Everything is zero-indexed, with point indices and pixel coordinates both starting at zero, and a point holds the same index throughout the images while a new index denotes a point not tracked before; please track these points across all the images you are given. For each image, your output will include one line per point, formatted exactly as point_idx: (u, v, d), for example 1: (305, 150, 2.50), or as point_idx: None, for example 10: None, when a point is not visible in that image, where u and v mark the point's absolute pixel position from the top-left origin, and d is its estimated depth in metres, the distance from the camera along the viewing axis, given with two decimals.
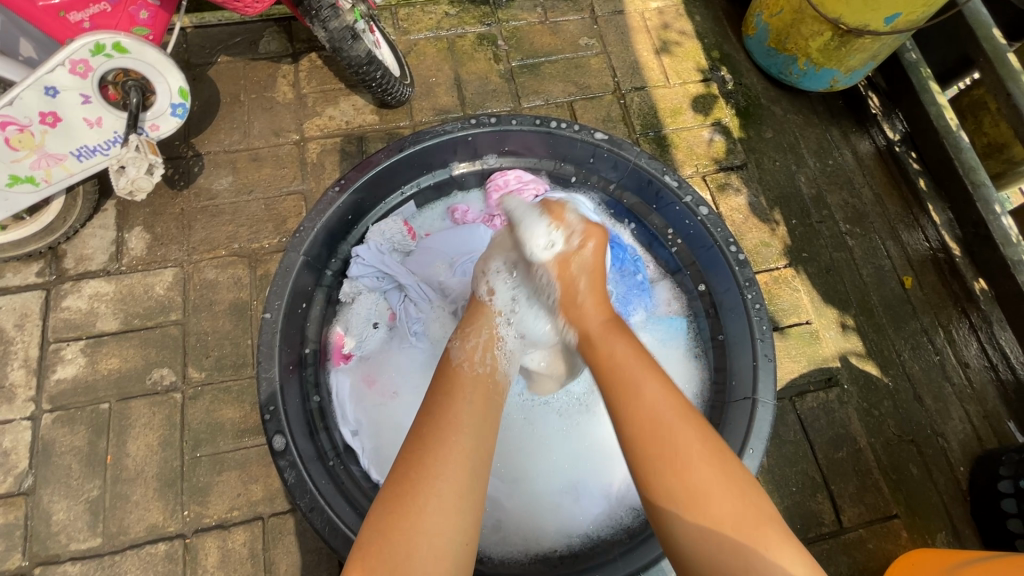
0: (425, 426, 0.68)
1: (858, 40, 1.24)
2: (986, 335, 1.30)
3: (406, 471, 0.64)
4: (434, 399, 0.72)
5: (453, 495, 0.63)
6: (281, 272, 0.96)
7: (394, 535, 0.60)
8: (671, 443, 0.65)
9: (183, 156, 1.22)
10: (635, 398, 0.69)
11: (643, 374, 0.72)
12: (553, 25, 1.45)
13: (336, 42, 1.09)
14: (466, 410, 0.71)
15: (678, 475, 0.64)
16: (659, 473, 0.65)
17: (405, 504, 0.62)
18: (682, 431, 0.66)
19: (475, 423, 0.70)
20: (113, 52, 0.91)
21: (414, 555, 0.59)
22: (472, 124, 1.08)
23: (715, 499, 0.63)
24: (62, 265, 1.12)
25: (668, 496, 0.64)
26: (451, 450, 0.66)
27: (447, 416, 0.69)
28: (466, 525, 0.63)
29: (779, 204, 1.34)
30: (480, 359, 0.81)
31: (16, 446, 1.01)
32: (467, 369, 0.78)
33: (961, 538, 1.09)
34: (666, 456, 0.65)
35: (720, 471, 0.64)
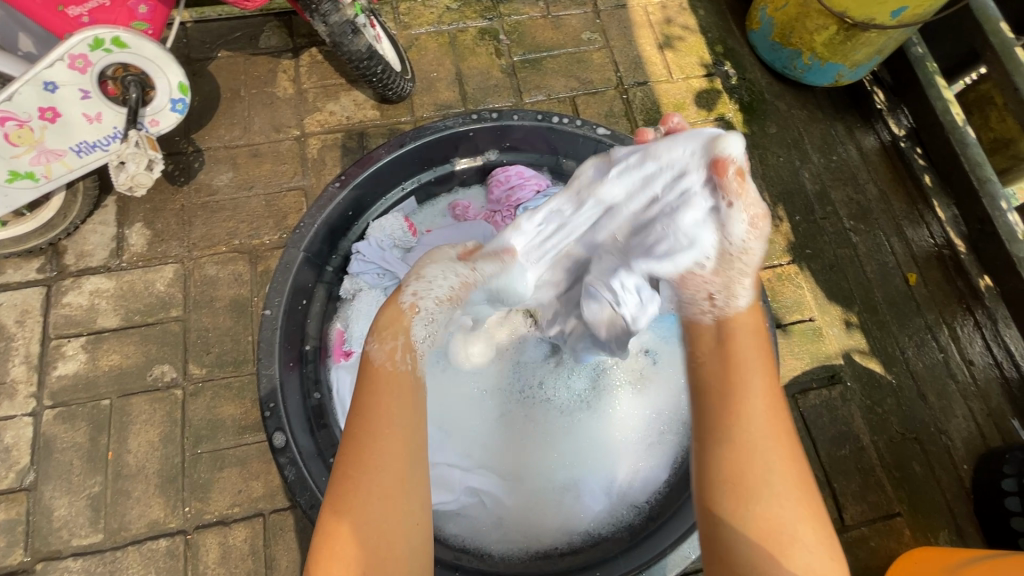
0: (353, 424, 0.66)
1: (864, 34, 1.23)
2: (991, 333, 1.29)
3: (346, 469, 0.63)
4: (362, 391, 0.69)
5: (395, 485, 0.63)
6: (282, 267, 0.96)
7: (345, 533, 0.61)
8: (752, 418, 0.64)
9: (184, 151, 1.22)
10: (741, 398, 0.65)
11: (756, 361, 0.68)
12: (555, 19, 1.44)
13: (336, 36, 1.08)
14: (388, 396, 0.67)
15: (764, 478, 0.60)
16: (747, 470, 0.61)
17: (351, 502, 0.62)
18: (765, 414, 0.64)
19: (400, 407, 0.67)
20: (112, 46, 0.91)
21: (370, 550, 0.60)
22: (474, 119, 1.07)
23: (789, 510, 0.59)
24: (63, 261, 1.12)
25: (751, 494, 0.60)
26: (384, 443, 0.64)
27: (377, 410, 0.66)
28: (415, 508, 0.63)
29: (783, 200, 1.33)
30: (402, 359, 0.72)
31: (17, 442, 1.01)
32: (389, 368, 0.71)
33: (963, 536, 1.09)
34: (760, 457, 0.61)
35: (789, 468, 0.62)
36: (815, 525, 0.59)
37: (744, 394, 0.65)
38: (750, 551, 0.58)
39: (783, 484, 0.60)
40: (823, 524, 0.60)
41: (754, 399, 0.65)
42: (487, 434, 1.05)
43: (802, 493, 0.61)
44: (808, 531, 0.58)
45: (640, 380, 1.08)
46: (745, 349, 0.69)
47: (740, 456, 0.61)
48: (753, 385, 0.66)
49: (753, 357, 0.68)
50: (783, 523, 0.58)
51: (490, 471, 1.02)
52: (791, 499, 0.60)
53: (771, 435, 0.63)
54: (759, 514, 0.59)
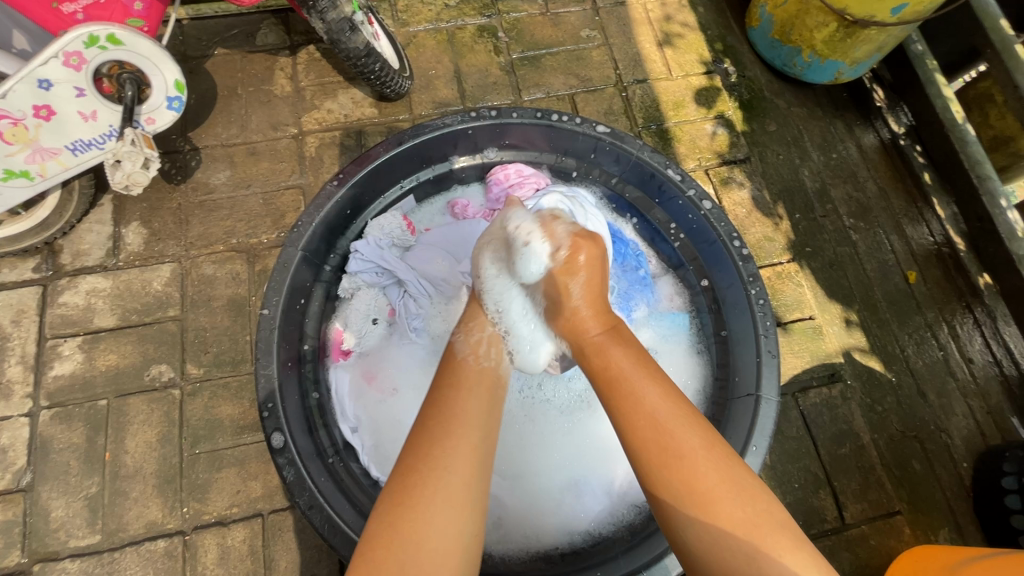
0: (431, 421, 0.67)
1: (864, 31, 1.22)
2: (990, 330, 1.29)
3: (414, 461, 0.63)
4: (440, 394, 0.72)
5: (461, 485, 0.62)
6: (279, 267, 0.95)
7: (403, 526, 0.58)
8: (666, 449, 0.64)
9: (180, 150, 1.21)
10: (638, 412, 0.66)
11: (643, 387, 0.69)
12: (554, 16, 1.43)
13: (333, 34, 1.07)
14: (473, 402, 0.71)
15: (687, 475, 0.62)
16: (668, 475, 0.62)
17: (413, 496, 0.60)
18: (677, 439, 0.64)
19: (482, 415, 0.70)
20: (107, 43, 0.90)
21: (424, 547, 0.57)
22: (472, 117, 1.06)
23: (720, 498, 0.60)
24: (59, 261, 1.11)
25: (679, 497, 0.62)
26: (458, 441, 0.65)
27: (455, 413, 0.68)
28: (474, 517, 0.61)
29: (782, 198, 1.33)
30: (484, 354, 0.82)
31: (14, 442, 1.01)
32: (473, 362, 0.78)
33: (963, 534, 1.09)
34: (675, 456, 0.63)
35: (722, 476, 0.62)
36: (749, 507, 0.60)
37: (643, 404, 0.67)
38: (703, 554, 0.60)
39: (726, 499, 0.61)
40: (762, 502, 0.61)
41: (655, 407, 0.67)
42: None
43: (725, 477, 0.62)
44: (739, 513, 0.60)
45: None
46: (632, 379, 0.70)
47: (661, 462, 0.63)
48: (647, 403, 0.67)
49: (636, 383, 0.69)
50: (716, 515, 0.60)
51: (490, 471, 1.02)
52: (718, 489, 0.61)
53: (682, 432, 0.65)
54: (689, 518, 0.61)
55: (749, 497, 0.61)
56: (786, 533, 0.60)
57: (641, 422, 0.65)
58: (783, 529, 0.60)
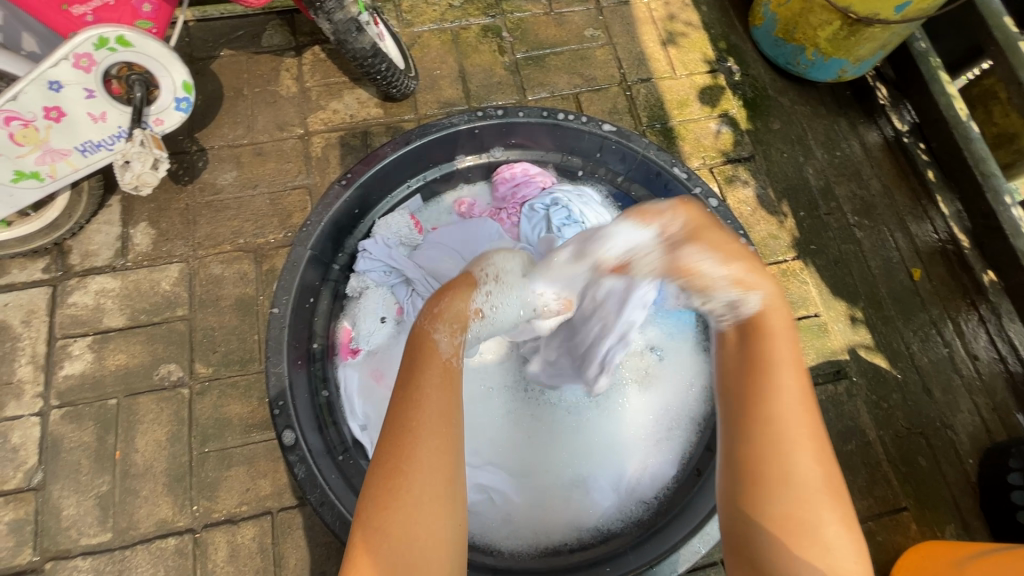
0: (405, 416, 0.62)
1: (868, 29, 1.23)
2: (995, 327, 1.29)
3: (393, 463, 0.60)
4: (409, 383, 0.66)
5: (442, 484, 0.60)
6: (289, 266, 0.96)
7: (389, 530, 0.57)
8: (781, 423, 0.59)
9: (188, 151, 1.22)
10: (765, 387, 0.62)
11: (783, 353, 0.64)
12: (558, 16, 1.44)
13: (340, 34, 1.08)
14: (441, 389, 0.65)
15: (788, 463, 0.58)
16: (768, 455, 0.58)
17: (397, 499, 0.58)
18: (798, 424, 0.60)
19: (452, 401, 0.65)
20: (117, 46, 0.91)
21: (413, 550, 0.56)
22: (479, 116, 1.07)
23: (810, 501, 0.56)
24: (67, 261, 1.12)
25: (770, 482, 0.57)
26: (436, 436, 0.61)
27: (429, 406, 0.63)
28: (457, 510, 0.60)
29: (787, 196, 1.33)
30: (463, 351, 0.72)
31: (25, 442, 1.02)
32: (442, 355, 0.69)
33: (969, 530, 1.09)
34: (783, 444, 0.58)
35: (820, 472, 0.58)
36: (832, 514, 0.56)
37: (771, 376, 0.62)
38: (771, 539, 0.56)
39: (818, 497, 0.57)
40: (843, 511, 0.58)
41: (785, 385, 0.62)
42: (495, 431, 1.05)
43: (825, 477, 0.58)
44: (825, 516, 0.56)
45: (646, 377, 1.09)
46: (770, 343, 0.65)
47: (764, 440, 0.59)
48: (782, 375, 0.62)
49: (777, 348, 0.64)
50: (804, 514, 0.56)
51: (499, 467, 1.02)
52: (813, 486, 0.57)
53: (794, 418, 0.60)
54: (780, 503, 0.56)
55: (833, 507, 0.57)
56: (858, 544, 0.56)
57: (770, 388, 0.61)
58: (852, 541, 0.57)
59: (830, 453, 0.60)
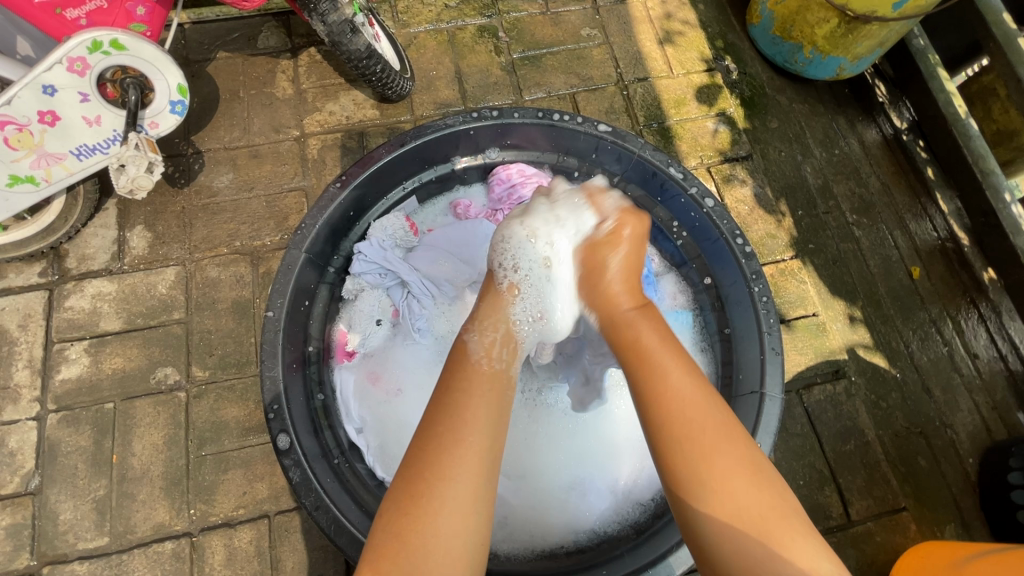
0: (439, 428, 0.65)
1: (866, 27, 1.22)
2: (995, 325, 1.28)
3: (422, 471, 0.61)
4: (447, 398, 0.68)
5: (468, 497, 0.61)
6: (284, 269, 0.95)
7: (409, 537, 0.58)
8: (685, 420, 0.64)
9: (184, 153, 1.22)
10: (666, 393, 0.65)
11: (667, 357, 0.69)
12: (554, 16, 1.43)
13: (335, 36, 1.08)
14: (481, 404, 0.68)
15: (705, 458, 0.61)
16: (682, 459, 0.62)
17: (421, 505, 0.59)
18: (698, 416, 0.64)
19: (490, 417, 0.67)
20: (110, 48, 0.90)
21: (430, 557, 0.57)
22: (474, 117, 1.07)
23: (737, 487, 0.60)
24: (64, 265, 1.12)
25: (695, 484, 0.61)
26: (468, 450, 0.63)
27: (460, 418, 0.66)
28: (480, 526, 0.61)
29: (785, 195, 1.33)
30: (498, 355, 0.77)
31: (21, 446, 1.01)
32: (485, 365, 0.74)
33: (969, 529, 1.09)
34: (696, 441, 0.62)
35: (737, 454, 0.62)
36: (759, 491, 0.60)
37: (664, 382, 0.66)
38: (716, 536, 0.59)
39: (739, 478, 0.61)
40: (773, 488, 0.61)
41: (678, 386, 0.66)
42: None
43: (744, 459, 0.62)
44: (752, 498, 0.60)
45: None
46: (653, 347, 0.70)
47: (674, 438, 0.63)
48: (670, 373, 0.67)
49: (657, 348, 0.70)
50: (732, 502, 0.59)
51: None
52: (735, 473, 0.61)
53: (699, 413, 0.64)
54: (709, 500, 0.60)
55: (762, 484, 0.61)
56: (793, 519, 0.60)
57: (660, 390, 0.66)
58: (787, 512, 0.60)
59: (738, 436, 0.65)
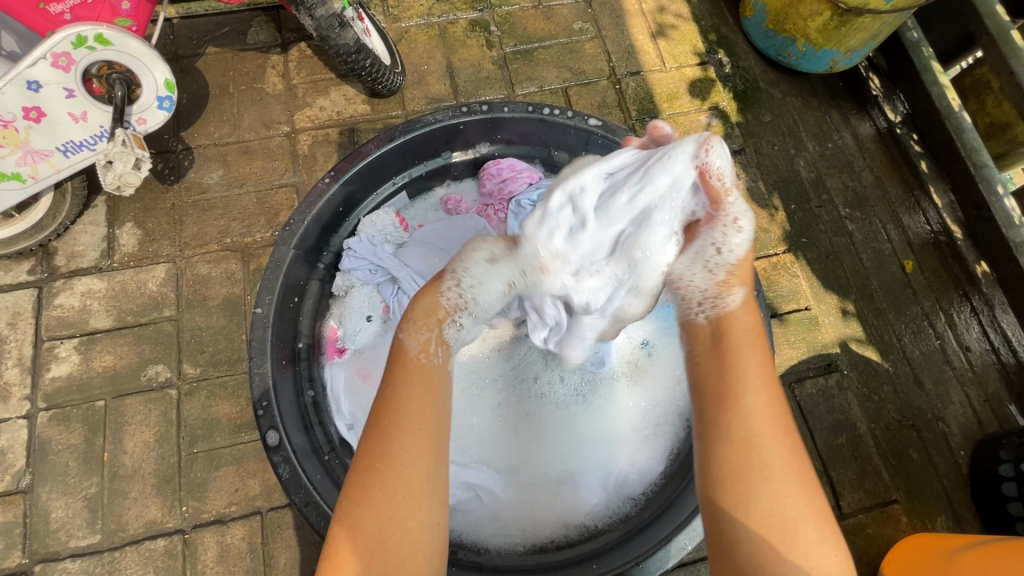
0: (381, 416, 0.63)
1: (858, 19, 1.21)
2: (987, 318, 1.29)
3: (369, 460, 0.60)
4: (389, 386, 0.66)
5: (420, 482, 0.60)
6: (273, 264, 0.95)
7: (363, 529, 0.57)
8: (756, 419, 0.61)
9: (173, 149, 1.21)
10: (741, 374, 0.65)
11: (755, 359, 0.67)
12: (546, 9, 1.43)
13: (323, 30, 1.07)
14: (424, 391, 0.66)
15: (761, 457, 0.59)
16: (742, 458, 0.59)
17: (370, 494, 0.59)
18: (772, 419, 0.62)
19: (433, 403, 0.65)
20: (95, 44, 0.89)
21: (388, 546, 0.57)
22: (464, 112, 1.06)
23: (789, 498, 0.57)
24: (53, 263, 1.11)
25: (750, 494, 0.57)
26: (412, 437, 0.61)
27: (403, 404, 0.64)
28: (436, 508, 0.60)
29: (777, 188, 1.32)
30: (436, 352, 0.71)
31: (12, 445, 1.01)
32: (419, 358, 0.69)
33: (960, 522, 1.09)
34: (758, 438, 0.60)
35: (794, 465, 0.60)
36: (807, 498, 0.58)
37: (745, 397, 0.63)
38: (754, 551, 0.55)
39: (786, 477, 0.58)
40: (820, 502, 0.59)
41: (752, 402, 0.63)
42: (485, 429, 1.05)
43: (799, 473, 0.59)
44: (802, 509, 0.57)
45: (635, 371, 1.09)
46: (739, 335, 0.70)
47: (741, 435, 0.61)
48: (750, 369, 0.65)
49: (744, 338, 0.69)
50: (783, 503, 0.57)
51: (486, 466, 1.02)
52: (787, 478, 0.58)
53: (767, 414, 0.62)
54: (758, 502, 0.57)
55: (819, 515, 0.57)
56: (830, 528, 0.57)
57: (739, 388, 0.64)
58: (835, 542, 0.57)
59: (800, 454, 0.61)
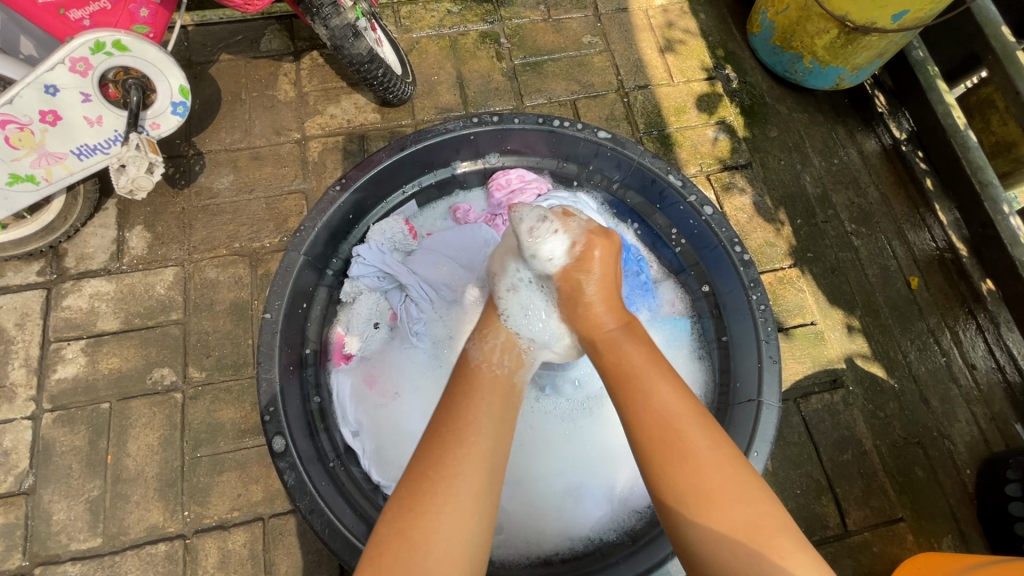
0: (442, 427, 0.66)
1: (865, 38, 1.23)
2: (993, 336, 1.28)
3: (424, 468, 0.62)
4: (452, 400, 0.69)
5: (471, 496, 0.60)
6: (282, 271, 0.95)
7: (413, 531, 0.57)
8: (681, 443, 0.63)
9: (185, 154, 1.22)
10: (647, 400, 0.66)
11: (650, 376, 0.68)
12: (556, 23, 1.44)
13: (337, 40, 1.08)
14: (485, 409, 0.68)
15: (689, 477, 0.61)
16: (671, 480, 0.61)
17: (423, 502, 0.59)
18: (697, 439, 0.63)
19: (493, 422, 0.67)
20: (113, 50, 0.90)
21: (432, 555, 0.56)
22: (475, 122, 1.07)
23: (721, 496, 0.59)
24: (63, 264, 1.11)
25: (682, 502, 0.60)
26: (471, 450, 0.63)
27: (466, 419, 0.66)
28: (482, 528, 0.60)
29: (784, 204, 1.33)
30: (498, 361, 0.79)
31: (16, 445, 1.01)
32: (487, 370, 0.76)
33: (967, 542, 1.08)
34: (683, 454, 0.62)
35: (726, 475, 0.61)
36: (748, 506, 0.59)
37: (673, 418, 0.64)
38: (704, 557, 0.58)
39: (720, 483, 0.60)
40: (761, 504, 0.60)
41: (666, 414, 0.65)
42: None
43: (733, 478, 0.61)
44: (740, 519, 0.58)
45: None
46: (628, 355, 0.71)
47: (664, 463, 0.62)
48: (660, 395, 0.66)
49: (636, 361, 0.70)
50: (717, 520, 0.58)
51: None
52: (723, 493, 0.60)
53: (688, 434, 0.63)
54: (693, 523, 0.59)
55: (739, 481, 0.61)
56: (778, 528, 0.59)
57: (649, 416, 0.64)
58: (780, 517, 0.60)
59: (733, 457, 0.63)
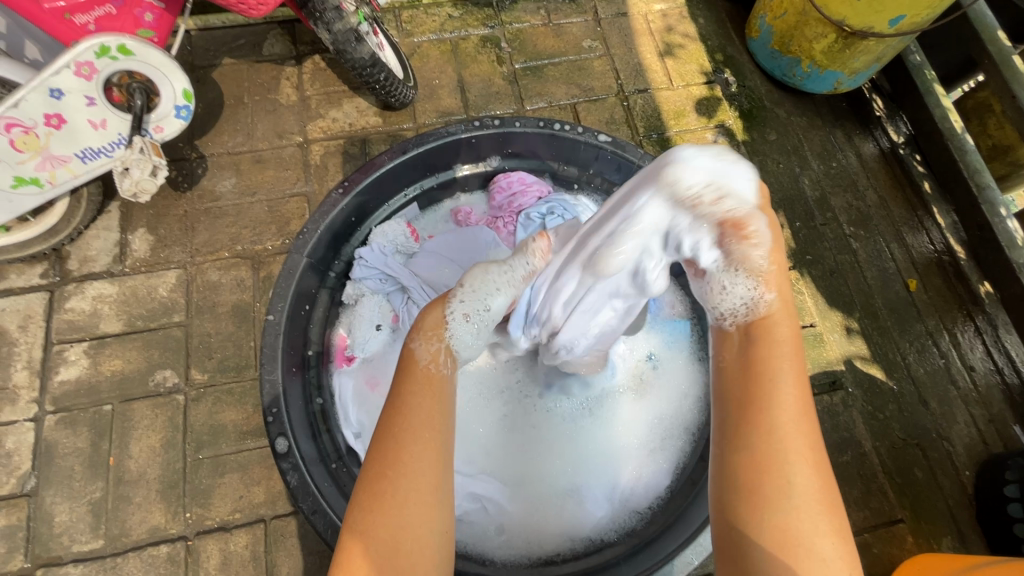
0: (388, 423, 0.60)
1: (863, 42, 1.24)
2: (992, 338, 1.29)
3: (380, 468, 0.58)
4: (399, 392, 0.64)
5: (430, 488, 0.58)
6: (285, 273, 0.97)
7: (377, 531, 0.55)
8: (787, 453, 0.54)
9: (187, 158, 1.22)
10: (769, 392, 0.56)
11: (782, 368, 0.58)
12: (556, 27, 1.45)
13: (339, 44, 1.09)
14: (433, 398, 0.63)
15: (786, 490, 0.52)
16: (768, 481, 0.53)
17: (383, 502, 0.56)
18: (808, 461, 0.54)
19: (445, 409, 0.63)
20: (118, 54, 0.91)
21: (400, 554, 0.54)
22: (476, 126, 1.09)
23: (810, 520, 0.51)
24: (66, 267, 1.12)
25: (762, 504, 0.52)
26: (421, 444, 0.59)
27: (413, 412, 0.61)
28: (446, 516, 0.59)
29: (783, 207, 1.34)
30: (453, 360, 0.68)
31: (18, 447, 1.01)
32: (436, 363, 0.67)
33: (966, 543, 1.09)
34: (790, 470, 0.53)
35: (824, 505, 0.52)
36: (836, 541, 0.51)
37: (777, 407, 0.55)
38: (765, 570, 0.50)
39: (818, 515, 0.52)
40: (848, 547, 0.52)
41: (789, 417, 0.55)
42: (491, 442, 1.05)
43: (832, 513, 0.52)
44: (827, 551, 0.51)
45: (641, 385, 1.09)
46: (767, 339, 0.60)
47: (764, 465, 0.53)
48: (787, 395, 0.56)
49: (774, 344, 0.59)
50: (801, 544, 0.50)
51: (493, 477, 1.02)
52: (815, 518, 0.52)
53: (800, 451, 0.54)
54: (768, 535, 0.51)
55: (833, 516, 0.52)
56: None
57: (765, 406, 0.55)
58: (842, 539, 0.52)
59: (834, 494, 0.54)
